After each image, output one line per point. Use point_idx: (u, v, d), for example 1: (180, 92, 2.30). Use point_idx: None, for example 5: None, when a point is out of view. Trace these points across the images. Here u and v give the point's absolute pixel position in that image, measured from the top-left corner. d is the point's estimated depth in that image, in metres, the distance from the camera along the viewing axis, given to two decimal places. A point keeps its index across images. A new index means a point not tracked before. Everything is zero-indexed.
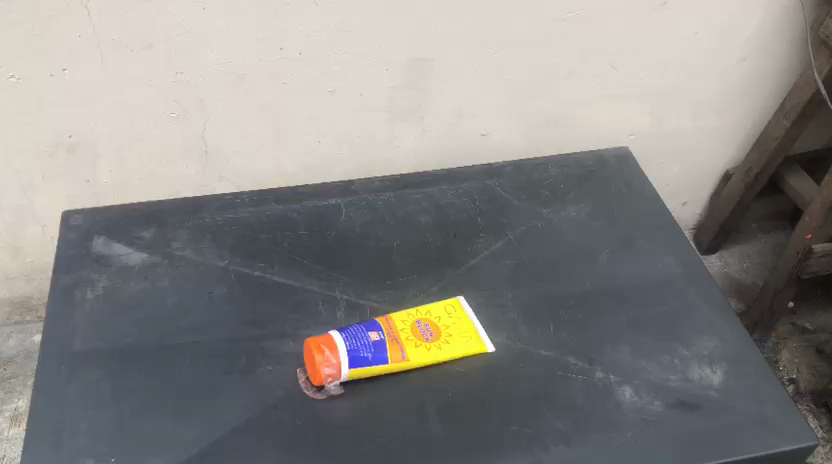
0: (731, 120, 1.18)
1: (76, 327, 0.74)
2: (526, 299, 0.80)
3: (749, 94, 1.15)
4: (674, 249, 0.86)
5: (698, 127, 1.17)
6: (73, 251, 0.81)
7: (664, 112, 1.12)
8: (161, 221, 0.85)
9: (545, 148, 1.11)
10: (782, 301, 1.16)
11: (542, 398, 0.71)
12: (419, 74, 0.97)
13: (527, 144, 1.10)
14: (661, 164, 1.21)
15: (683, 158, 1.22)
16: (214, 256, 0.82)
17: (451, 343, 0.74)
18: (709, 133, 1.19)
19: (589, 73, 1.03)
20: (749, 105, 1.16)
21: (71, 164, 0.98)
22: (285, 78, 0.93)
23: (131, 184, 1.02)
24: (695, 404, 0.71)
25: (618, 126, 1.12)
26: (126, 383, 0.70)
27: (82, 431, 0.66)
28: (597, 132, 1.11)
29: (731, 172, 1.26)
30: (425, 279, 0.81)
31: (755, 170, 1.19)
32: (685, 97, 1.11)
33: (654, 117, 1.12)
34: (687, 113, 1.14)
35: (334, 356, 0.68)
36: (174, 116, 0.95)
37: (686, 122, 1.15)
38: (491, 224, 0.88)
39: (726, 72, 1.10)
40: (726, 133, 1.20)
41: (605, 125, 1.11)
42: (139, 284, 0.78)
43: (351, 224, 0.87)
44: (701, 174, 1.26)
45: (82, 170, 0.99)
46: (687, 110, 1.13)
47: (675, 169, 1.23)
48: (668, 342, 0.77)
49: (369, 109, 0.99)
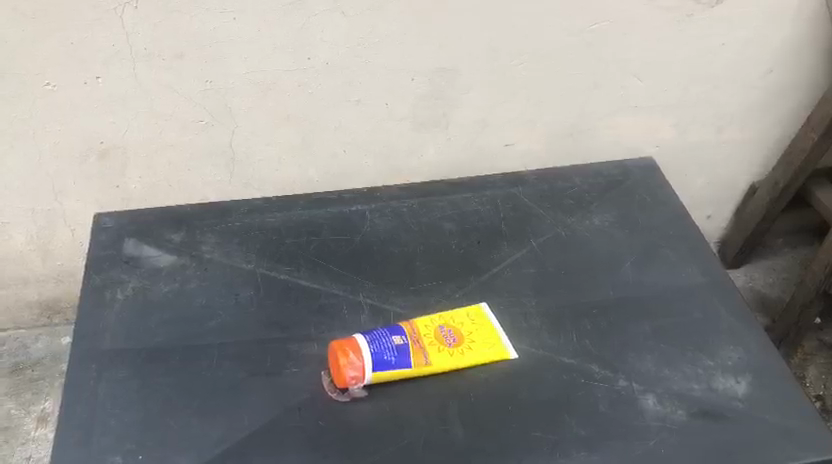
0: (757, 131, 1.17)
1: (106, 327, 0.76)
2: (548, 307, 0.80)
3: (776, 107, 1.14)
4: (699, 259, 0.86)
5: (723, 139, 1.17)
6: (104, 253, 0.83)
7: (689, 124, 1.12)
8: (190, 225, 0.87)
9: (568, 158, 1.12)
10: (809, 316, 1.15)
11: (564, 406, 0.71)
12: (444, 84, 0.98)
13: (550, 155, 1.11)
14: (686, 176, 1.21)
15: (708, 171, 1.21)
16: (241, 260, 0.83)
17: (474, 349, 0.74)
18: (734, 145, 1.18)
19: (614, 84, 1.03)
20: (776, 118, 1.16)
21: (102, 169, 1.00)
22: (311, 87, 0.95)
23: (160, 190, 1.04)
24: (718, 414, 0.71)
25: (642, 138, 1.12)
26: (154, 383, 0.71)
27: (110, 429, 0.67)
28: (621, 143, 1.11)
29: (757, 185, 1.26)
30: (448, 285, 0.82)
31: (782, 183, 1.18)
32: (710, 109, 1.11)
33: (679, 128, 1.12)
34: (712, 125, 1.14)
35: (357, 359, 0.69)
36: (203, 123, 0.97)
37: (712, 134, 1.15)
38: (514, 232, 0.88)
39: (752, 85, 1.10)
40: (752, 145, 1.19)
41: (630, 137, 1.11)
42: (167, 285, 0.80)
43: (375, 230, 0.87)
44: (726, 186, 1.26)
45: (113, 175, 1.01)
46: (712, 123, 1.13)
47: (700, 182, 1.23)
48: (692, 351, 0.76)
49: (393, 118, 1.00)
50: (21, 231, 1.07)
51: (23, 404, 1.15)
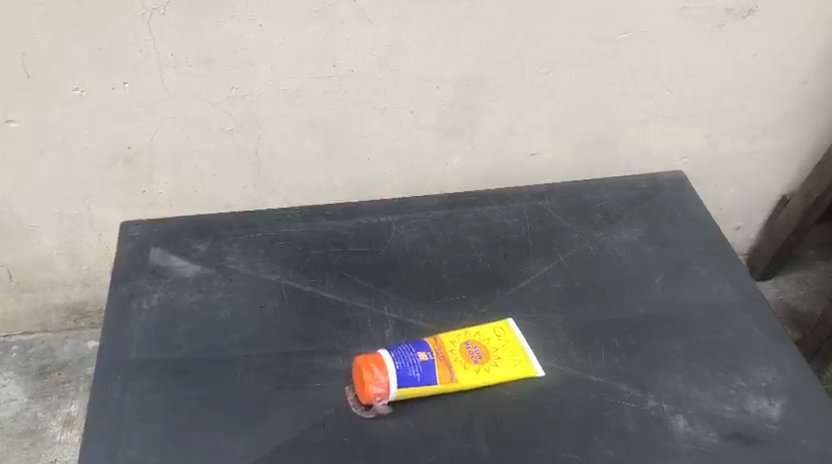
0: (789, 140, 1.15)
1: (132, 337, 0.76)
2: (578, 324, 0.78)
3: (807, 117, 1.12)
4: (731, 276, 0.84)
5: (753, 150, 1.15)
6: (131, 263, 0.83)
7: (719, 132, 1.10)
8: (215, 235, 0.86)
9: (595, 168, 1.10)
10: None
11: (593, 426, 0.70)
12: (470, 92, 0.97)
13: (576, 165, 1.09)
14: (713, 186, 1.20)
15: (739, 181, 1.20)
16: (265, 271, 0.82)
17: (501, 366, 0.73)
18: (765, 155, 1.16)
19: (642, 93, 1.02)
20: (807, 128, 1.13)
21: (130, 174, 1.01)
22: (337, 94, 0.94)
23: (186, 195, 1.04)
24: (751, 437, 0.69)
25: (669, 147, 1.10)
26: (179, 394, 0.71)
27: (135, 442, 0.67)
28: (649, 152, 1.10)
29: (789, 196, 1.24)
30: (474, 299, 0.80)
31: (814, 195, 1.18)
32: (740, 119, 1.09)
33: (708, 137, 1.11)
34: (742, 135, 1.12)
35: (382, 375, 0.69)
36: (229, 130, 0.97)
37: (742, 143, 1.13)
38: (542, 245, 0.87)
39: (784, 94, 1.07)
40: (783, 155, 1.17)
41: (657, 146, 1.09)
42: (193, 296, 0.80)
43: (401, 241, 0.86)
44: (757, 197, 1.24)
45: (140, 180, 1.02)
46: (741, 133, 1.11)
47: (729, 192, 1.22)
48: (724, 372, 0.74)
49: (420, 126, 1.00)
50: (49, 235, 1.09)
51: (49, 406, 1.16)
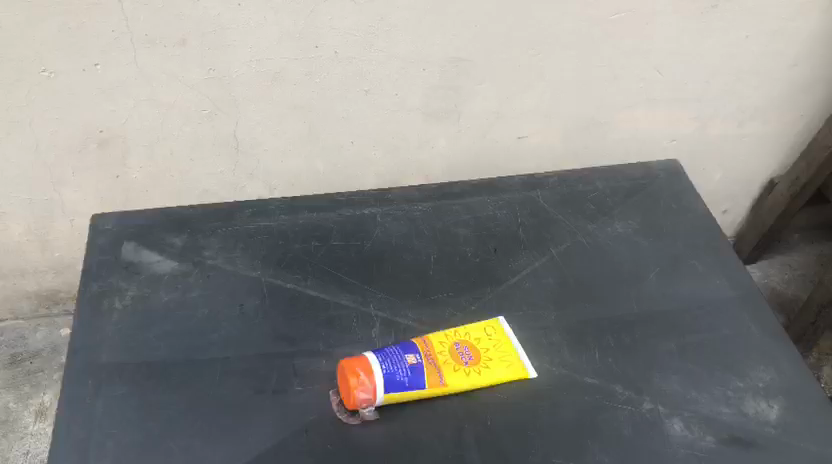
0: (778, 125, 1.13)
1: (104, 339, 0.72)
2: (570, 323, 0.75)
3: (798, 101, 1.09)
4: (727, 270, 0.82)
5: (742, 132, 1.12)
6: (102, 258, 0.79)
7: (708, 115, 1.07)
8: (191, 228, 0.82)
9: (582, 152, 1.08)
10: (826, 317, 1.13)
11: (587, 430, 0.67)
12: (457, 74, 0.93)
13: (563, 148, 1.07)
14: (701, 170, 1.17)
15: (727, 165, 1.18)
16: (245, 267, 0.79)
17: (492, 368, 0.70)
18: (753, 138, 1.14)
19: (633, 76, 0.99)
20: (798, 112, 1.11)
21: (103, 158, 0.96)
22: (318, 76, 0.90)
23: (162, 181, 1.00)
24: (749, 441, 0.67)
25: (659, 130, 1.07)
26: (153, 400, 0.67)
27: (107, 451, 0.64)
28: (637, 135, 1.07)
29: (776, 180, 1.22)
30: (463, 296, 0.77)
31: (802, 181, 1.17)
32: (731, 103, 1.06)
33: (698, 121, 1.08)
34: (731, 117, 1.09)
35: (369, 380, 0.65)
36: (206, 113, 0.92)
37: (731, 127, 1.10)
38: (533, 239, 0.83)
39: (776, 77, 1.05)
40: (771, 138, 1.15)
41: (645, 128, 1.06)
42: (168, 294, 0.76)
43: (387, 235, 0.83)
44: (745, 182, 1.23)
45: (113, 165, 0.97)
46: (730, 115, 1.08)
47: (716, 177, 1.20)
48: (721, 372, 0.72)
49: (405, 109, 0.96)
50: (18, 221, 1.04)
51: (21, 397, 1.12)
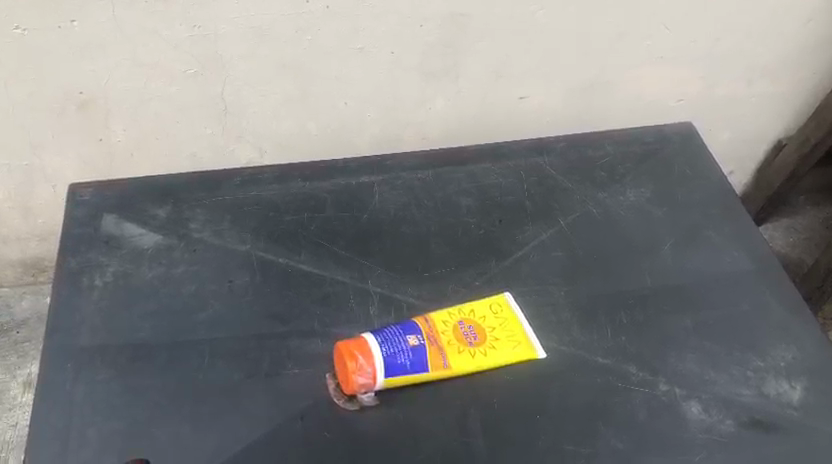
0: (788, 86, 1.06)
1: (84, 319, 0.67)
2: (580, 298, 0.71)
3: (812, 60, 1.03)
4: (745, 242, 0.77)
5: (751, 93, 1.06)
6: (81, 232, 0.73)
7: (716, 75, 1.01)
8: (176, 198, 0.77)
9: (586, 116, 1.01)
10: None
11: (600, 413, 0.63)
12: (456, 31, 0.87)
13: (566, 111, 1.00)
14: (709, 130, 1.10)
15: (735, 125, 1.10)
16: (234, 240, 0.74)
17: (498, 349, 0.65)
18: (763, 99, 1.07)
19: (641, 33, 0.92)
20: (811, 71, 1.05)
21: (83, 122, 0.90)
22: (310, 33, 0.84)
23: (147, 145, 0.93)
24: (770, 424, 0.63)
25: (665, 90, 1.00)
26: (137, 385, 0.63)
27: (89, 441, 0.60)
28: (644, 98, 1.00)
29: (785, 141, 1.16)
30: (467, 271, 0.73)
31: (813, 140, 1.11)
32: (742, 61, 1.00)
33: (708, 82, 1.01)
34: (741, 77, 1.02)
35: (367, 364, 0.61)
36: (191, 73, 0.86)
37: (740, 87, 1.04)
38: (540, 209, 0.79)
39: (790, 34, 0.98)
40: (780, 99, 1.08)
41: (655, 92, 1.00)
42: (152, 270, 0.71)
43: (385, 206, 0.78)
44: (754, 144, 1.16)
45: (94, 128, 0.91)
46: (740, 74, 1.02)
47: (724, 136, 1.12)
48: (741, 351, 0.68)
49: (401, 68, 0.90)
50: None
51: (8, 368, 1.08)
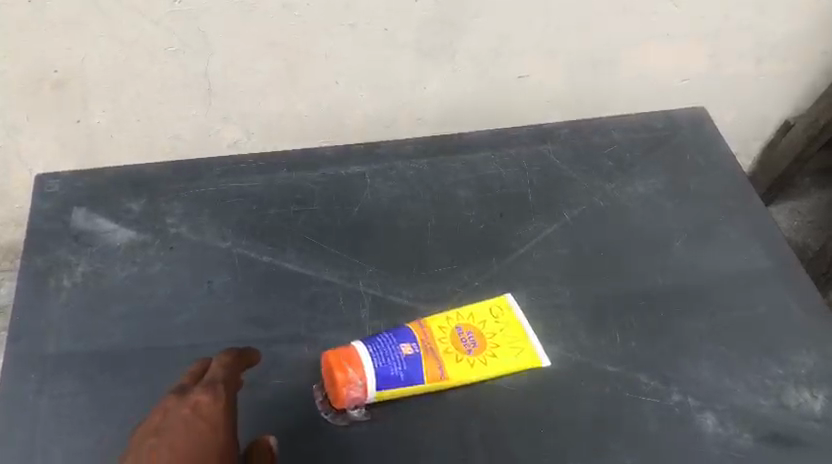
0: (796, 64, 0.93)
1: (50, 325, 0.62)
2: (587, 299, 0.66)
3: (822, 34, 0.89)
4: (763, 238, 0.72)
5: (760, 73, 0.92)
6: (48, 227, 0.68)
7: (722, 52, 0.88)
8: (151, 190, 0.71)
9: (585, 97, 0.90)
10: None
11: (609, 426, 0.59)
12: (453, 5, 0.76)
13: (566, 90, 0.88)
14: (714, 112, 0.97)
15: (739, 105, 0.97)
16: (214, 237, 0.68)
17: (499, 357, 0.61)
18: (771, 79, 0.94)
19: (645, 8, 0.80)
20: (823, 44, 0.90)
21: (60, 102, 0.80)
22: (298, 9, 0.74)
23: (130, 126, 0.83)
24: (791, 438, 0.59)
25: (667, 69, 0.88)
26: (107, 397, 0.58)
27: (53, 460, 0.55)
28: (647, 77, 0.89)
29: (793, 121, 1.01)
30: (465, 270, 0.68)
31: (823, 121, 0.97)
32: (748, 39, 0.87)
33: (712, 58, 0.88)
34: (748, 56, 0.89)
35: (358, 376, 0.57)
36: (173, 51, 0.76)
37: (747, 66, 0.91)
38: (543, 202, 0.73)
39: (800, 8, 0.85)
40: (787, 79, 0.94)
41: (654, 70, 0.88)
42: (125, 270, 0.66)
43: (377, 198, 0.72)
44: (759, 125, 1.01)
45: (71, 108, 0.81)
46: (747, 53, 0.89)
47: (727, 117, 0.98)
48: (759, 357, 0.64)
49: (394, 46, 0.79)
50: None
51: None
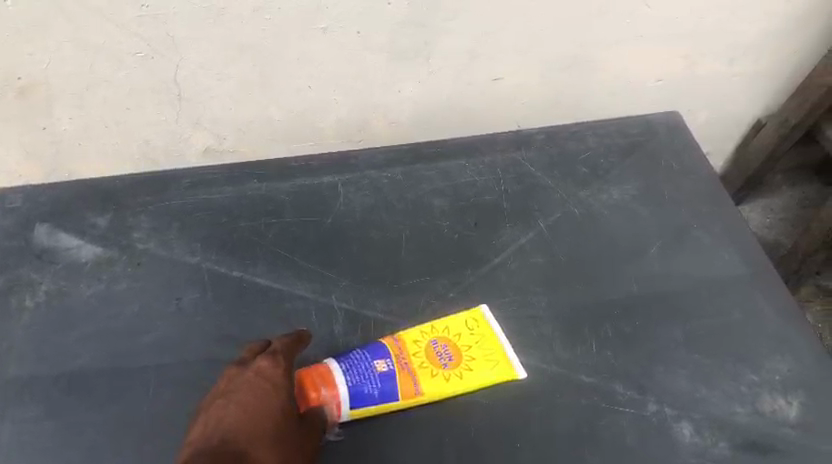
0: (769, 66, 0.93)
1: (11, 347, 0.60)
2: (562, 308, 0.66)
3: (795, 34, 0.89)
4: (737, 243, 0.72)
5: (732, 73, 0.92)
6: (10, 245, 0.66)
7: (699, 52, 0.88)
8: (117, 204, 0.70)
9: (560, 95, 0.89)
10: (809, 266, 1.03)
11: (585, 438, 0.58)
12: (427, 7, 0.74)
13: (542, 91, 0.88)
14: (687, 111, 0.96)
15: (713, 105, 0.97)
16: (182, 252, 0.67)
17: (475, 370, 0.60)
18: (744, 79, 0.94)
19: (621, 11, 0.80)
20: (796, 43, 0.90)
21: (24, 109, 0.75)
22: (268, 12, 0.72)
23: (98, 133, 0.79)
24: (767, 446, 0.59)
25: (642, 69, 0.88)
26: (73, 421, 0.56)
27: None
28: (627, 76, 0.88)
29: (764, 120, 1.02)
30: (439, 281, 0.67)
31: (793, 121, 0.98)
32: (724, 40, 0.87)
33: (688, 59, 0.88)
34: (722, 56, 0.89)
35: (331, 396, 0.56)
36: (141, 56, 0.72)
37: (721, 66, 0.91)
38: (518, 210, 0.73)
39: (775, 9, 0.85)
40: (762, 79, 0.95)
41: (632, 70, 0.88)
42: (91, 287, 0.64)
43: (350, 208, 0.71)
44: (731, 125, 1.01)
45: (35, 115, 0.75)
46: (721, 54, 0.89)
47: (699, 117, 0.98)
48: (734, 364, 0.64)
49: (367, 50, 0.77)
50: None
51: None
